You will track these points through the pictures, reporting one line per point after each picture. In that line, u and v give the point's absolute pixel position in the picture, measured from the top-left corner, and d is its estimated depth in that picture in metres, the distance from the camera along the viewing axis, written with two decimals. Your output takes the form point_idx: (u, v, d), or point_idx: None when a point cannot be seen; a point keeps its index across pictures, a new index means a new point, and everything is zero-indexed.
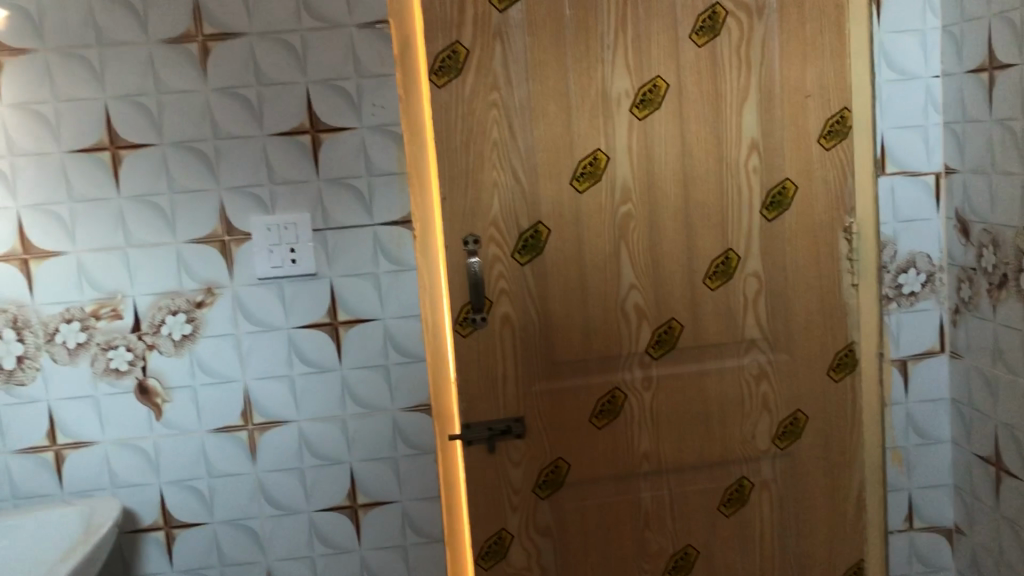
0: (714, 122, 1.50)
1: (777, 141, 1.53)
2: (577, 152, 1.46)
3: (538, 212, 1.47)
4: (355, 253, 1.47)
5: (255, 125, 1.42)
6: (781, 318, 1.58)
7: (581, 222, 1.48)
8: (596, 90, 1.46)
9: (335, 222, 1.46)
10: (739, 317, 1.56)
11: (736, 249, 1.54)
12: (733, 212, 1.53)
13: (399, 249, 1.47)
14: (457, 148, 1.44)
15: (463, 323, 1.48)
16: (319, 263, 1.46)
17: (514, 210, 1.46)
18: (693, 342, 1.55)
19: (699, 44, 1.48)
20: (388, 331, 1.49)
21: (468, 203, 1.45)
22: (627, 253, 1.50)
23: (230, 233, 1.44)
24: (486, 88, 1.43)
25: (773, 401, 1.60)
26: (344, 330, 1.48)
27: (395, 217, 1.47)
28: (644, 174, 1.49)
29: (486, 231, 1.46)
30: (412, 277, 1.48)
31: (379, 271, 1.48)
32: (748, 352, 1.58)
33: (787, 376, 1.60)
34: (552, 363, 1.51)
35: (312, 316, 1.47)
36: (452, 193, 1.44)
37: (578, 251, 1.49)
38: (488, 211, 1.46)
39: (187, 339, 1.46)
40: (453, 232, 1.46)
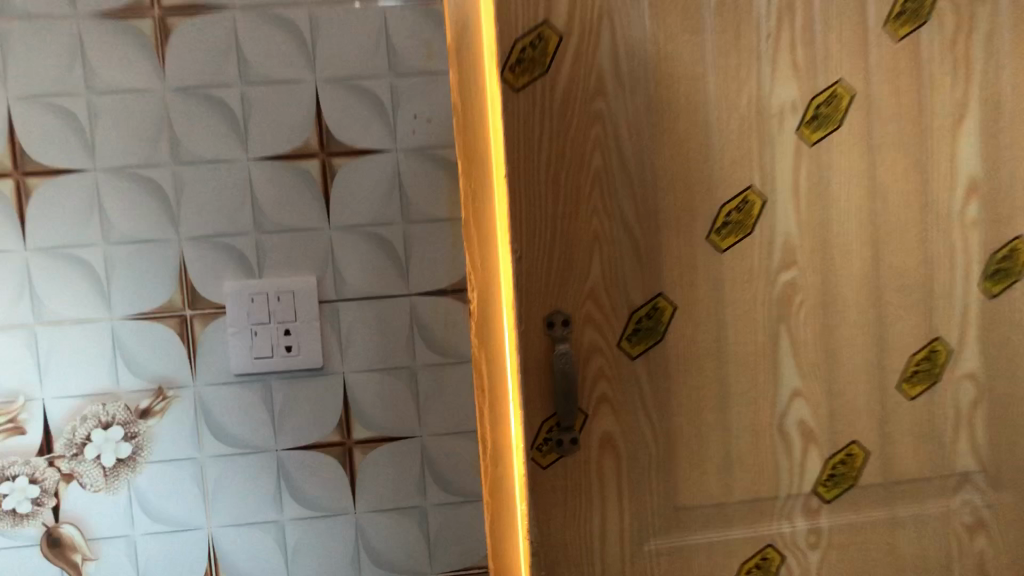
0: (918, 153, 1.01)
1: (1006, 183, 1.03)
2: (719, 192, 0.97)
3: (660, 280, 0.97)
4: (383, 339, 0.97)
5: (236, 144, 0.95)
6: (1006, 443, 1.06)
7: (721, 297, 0.98)
8: (749, 102, 0.97)
9: (354, 291, 0.97)
10: (947, 441, 1.05)
11: (945, 339, 1.04)
12: (942, 287, 1.03)
13: (447, 332, 0.98)
14: (542, 182, 0.94)
15: (543, 447, 0.96)
16: (328, 352, 0.97)
17: (623, 277, 0.96)
18: (879, 478, 1.04)
19: (898, 37, 0.99)
20: (428, 455, 0.99)
21: (556, 268, 0.95)
22: (788, 343, 1.00)
23: (194, 305, 0.95)
24: (588, 92, 0.93)
25: (992, 562, 1.08)
26: (362, 455, 0.99)
27: (444, 285, 0.98)
28: (818, 227, 1.00)
29: (581, 308, 0.96)
30: (467, 375, 0.99)
31: (417, 366, 0.98)
32: (958, 492, 1.06)
33: (1013, 527, 1.08)
34: (674, 509, 1.01)
35: (314, 433, 0.98)
36: (532, 253, 0.95)
37: (718, 340, 0.99)
38: (585, 279, 0.96)
39: (122, 466, 0.96)
40: (533, 311, 0.95)
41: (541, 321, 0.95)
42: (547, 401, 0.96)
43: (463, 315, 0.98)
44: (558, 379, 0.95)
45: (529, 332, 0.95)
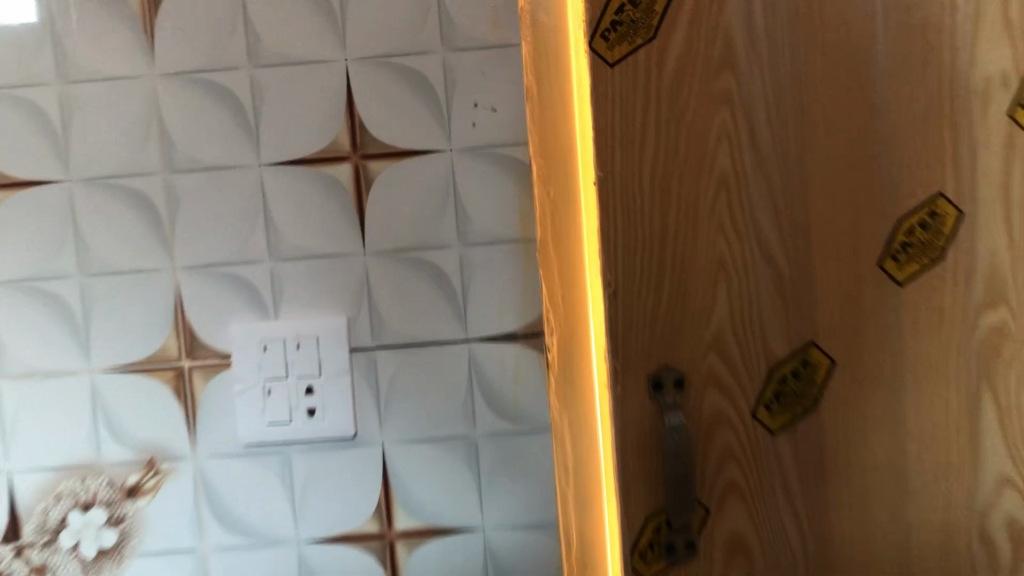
0: None
1: None
2: (894, 202, 0.70)
3: (807, 326, 0.71)
4: (433, 399, 0.74)
5: (242, 146, 0.73)
6: None
7: (897, 349, 0.72)
8: (939, 77, 0.70)
9: (396, 336, 0.74)
10: None
11: None
12: None
13: (518, 391, 0.74)
14: (647, 192, 0.69)
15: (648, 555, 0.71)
16: (362, 416, 0.74)
17: (760, 322, 0.70)
18: None
19: None
20: (492, 555, 0.75)
21: (666, 310, 0.70)
22: (997, 415, 0.72)
23: (193, 354, 0.74)
24: (711, 68, 0.69)
25: None
26: (406, 550, 0.75)
27: (513, 329, 0.73)
28: None
29: (700, 364, 0.70)
30: (544, 448, 0.74)
31: (477, 436, 0.74)
32: None
33: None
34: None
35: (344, 521, 0.75)
36: (633, 291, 0.70)
37: (888, 408, 0.72)
38: (706, 324, 0.70)
39: (105, 559, 0.75)
40: (635, 368, 0.70)
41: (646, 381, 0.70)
42: (652, 489, 0.71)
43: (539, 368, 0.74)
44: (670, 458, 0.70)
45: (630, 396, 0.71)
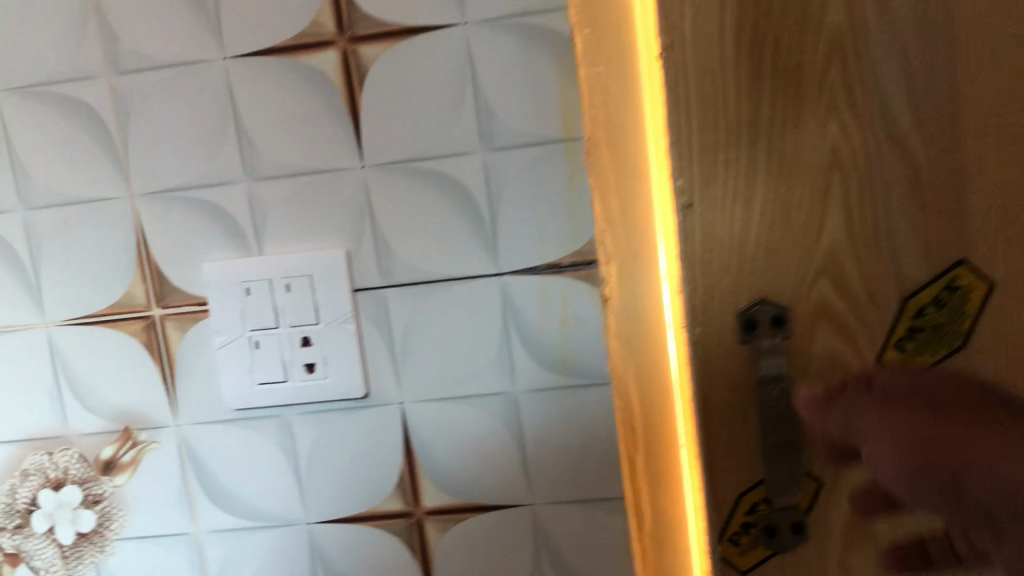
0: None
1: None
2: None
3: (952, 244, 0.55)
4: (460, 350, 0.58)
5: (200, 36, 0.56)
6: None
7: None
8: None
9: (409, 272, 0.58)
10: None
11: None
12: None
13: (568, 339, 0.57)
14: (733, 68, 0.53)
15: (741, 537, 0.59)
16: (374, 372, 0.59)
17: (887, 233, 0.54)
18: None
19: None
20: (545, 538, 0.60)
21: (759, 237, 0.55)
22: None
23: (164, 301, 0.60)
24: None
25: None
26: (438, 532, 0.61)
27: (559, 260, 0.57)
28: None
29: (807, 299, 0.56)
30: (605, 409, 0.58)
31: (520, 394, 0.58)
32: None
33: None
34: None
35: (362, 497, 0.61)
36: (715, 213, 0.54)
37: None
38: (812, 252, 0.55)
39: (86, 545, 0.62)
40: (720, 311, 0.56)
41: (734, 316, 0.56)
42: (748, 461, 0.58)
43: (595, 307, 0.57)
44: (770, 412, 0.56)
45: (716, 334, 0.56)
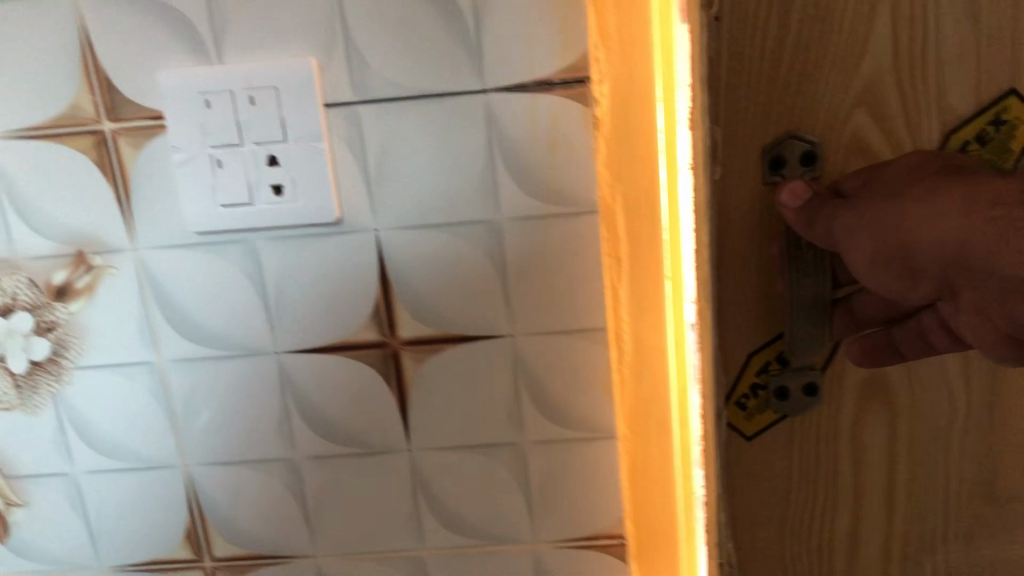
0: None
1: None
2: None
3: (996, 69, 0.52)
4: (441, 173, 0.55)
5: None
6: None
7: None
8: None
9: (385, 86, 0.53)
10: None
11: None
12: None
13: (557, 163, 0.54)
14: None
15: (748, 402, 0.61)
16: (347, 195, 0.56)
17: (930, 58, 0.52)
18: None
19: None
20: (526, 369, 0.58)
21: (794, 60, 0.52)
22: None
23: (115, 113, 0.55)
24: None
25: None
26: (415, 363, 0.59)
27: (549, 76, 0.53)
28: None
29: (840, 131, 0.54)
30: (592, 237, 0.55)
31: (503, 223, 0.55)
32: None
33: None
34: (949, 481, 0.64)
35: (334, 327, 0.58)
36: (748, 35, 0.52)
37: None
38: (850, 76, 0.53)
39: (40, 374, 0.60)
40: (744, 145, 0.55)
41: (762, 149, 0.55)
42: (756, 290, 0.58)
43: (584, 129, 0.54)
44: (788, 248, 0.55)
45: (742, 167, 0.55)
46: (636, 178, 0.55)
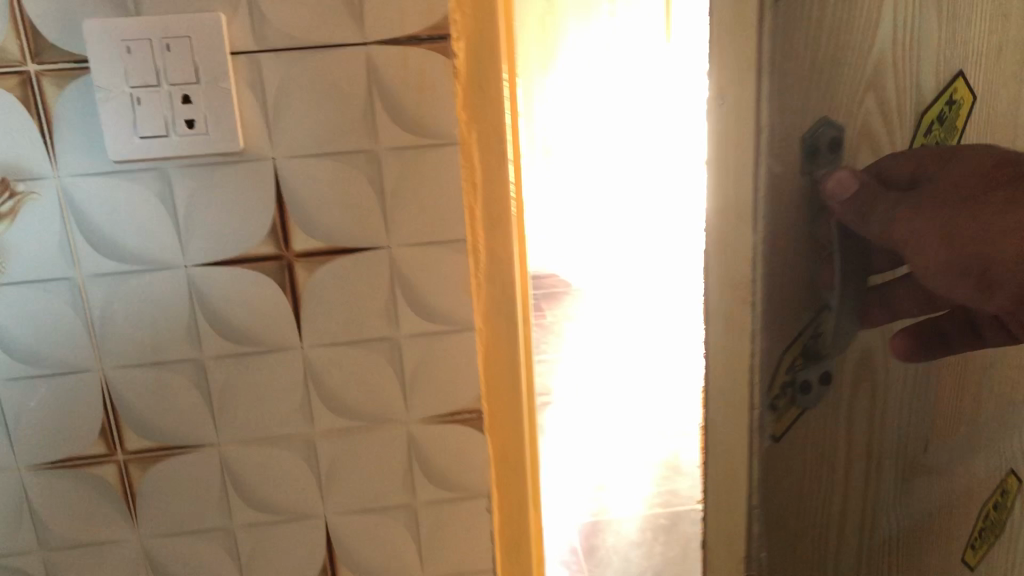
0: None
1: None
2: None
3: (957, 56, 0.67)
4: (329, 111, 0.67)
5: None
6: None
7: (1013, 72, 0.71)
8: None
9: (282, 38, 0.65)
10: None
11: None
12: None
13: (424, 103, 0.67)
14: None
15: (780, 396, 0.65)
16: (249, 129, 0.66)
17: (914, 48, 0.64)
18: None
19: None
20: (400, 274, 0.71)
21: (825, 51, 0.61)
22: None
23: (39, 58, 0.63)
24: None
25: None
26: (306, 271, 0.71)
27: (417, 33, 0.66)
28: None
29: (853, 117, 0.64)
30: (452, 164, 0.69)
31: (382, 153, 0.68)
32: None
33: None
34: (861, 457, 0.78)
35: (237, 241, 0.69)
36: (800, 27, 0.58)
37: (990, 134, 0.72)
38: (864, 64, 0.63)
39: None
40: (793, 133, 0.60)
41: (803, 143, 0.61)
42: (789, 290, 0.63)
43: (447, 78, 0.67)
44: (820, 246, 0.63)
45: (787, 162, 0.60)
46: (494, 125, 0.70)
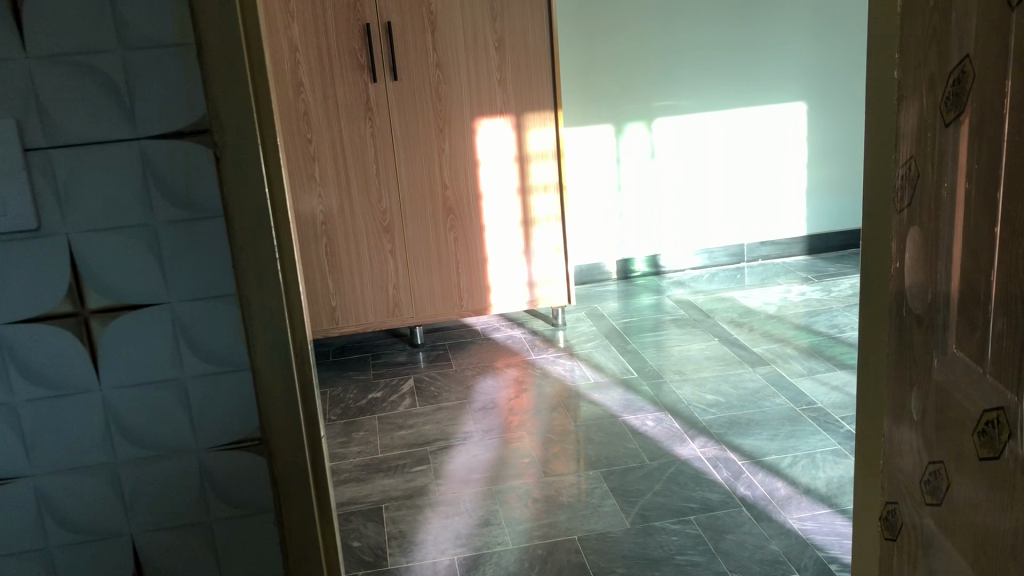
0: (917, 86, 0.92)
1: (911, 37, 0.92)
2: (951, 59, 0.84)
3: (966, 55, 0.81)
4: (112, 191, 0.82)
5: None
6: (896, 387, 1.02)
7: (949, 137, 0.85)
8: (931, 34, 0.88)
9: (66, 135, 0.80)
10: (903, 361, 0.99)
11: (906, 313, 0.97)
12: (922, 262, 0.91)
13: (189, 181, 0.83)
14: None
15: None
16: (43, 209, 0.81)
17: (978, 35, 0.78)
18: (907, 358, 0.98)
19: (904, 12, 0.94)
20: (181, 324, 0.86)
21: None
22: (905, 271, 0.96)
23: None
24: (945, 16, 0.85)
25: (914, 460, 0.97)
26: (100, 325, 0.85)
27: (180, 128, 0.82)
28: (916, 173, 0.93)
29: (999, 51, 0.74)
30: (218, 234, 0.85)
31: (158, 224, 0.83)
32: (895, 399, 1.02)
33: (893, 437, 1.03)
34: (927, 390, 0.93)
35: (38, 301, 0.83)
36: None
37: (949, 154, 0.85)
38: (987, 32, 0.76)
39: None
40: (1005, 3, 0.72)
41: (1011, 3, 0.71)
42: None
43: (208, 165, 0.83)
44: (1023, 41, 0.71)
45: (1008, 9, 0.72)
46: (252, 205, 0.84)
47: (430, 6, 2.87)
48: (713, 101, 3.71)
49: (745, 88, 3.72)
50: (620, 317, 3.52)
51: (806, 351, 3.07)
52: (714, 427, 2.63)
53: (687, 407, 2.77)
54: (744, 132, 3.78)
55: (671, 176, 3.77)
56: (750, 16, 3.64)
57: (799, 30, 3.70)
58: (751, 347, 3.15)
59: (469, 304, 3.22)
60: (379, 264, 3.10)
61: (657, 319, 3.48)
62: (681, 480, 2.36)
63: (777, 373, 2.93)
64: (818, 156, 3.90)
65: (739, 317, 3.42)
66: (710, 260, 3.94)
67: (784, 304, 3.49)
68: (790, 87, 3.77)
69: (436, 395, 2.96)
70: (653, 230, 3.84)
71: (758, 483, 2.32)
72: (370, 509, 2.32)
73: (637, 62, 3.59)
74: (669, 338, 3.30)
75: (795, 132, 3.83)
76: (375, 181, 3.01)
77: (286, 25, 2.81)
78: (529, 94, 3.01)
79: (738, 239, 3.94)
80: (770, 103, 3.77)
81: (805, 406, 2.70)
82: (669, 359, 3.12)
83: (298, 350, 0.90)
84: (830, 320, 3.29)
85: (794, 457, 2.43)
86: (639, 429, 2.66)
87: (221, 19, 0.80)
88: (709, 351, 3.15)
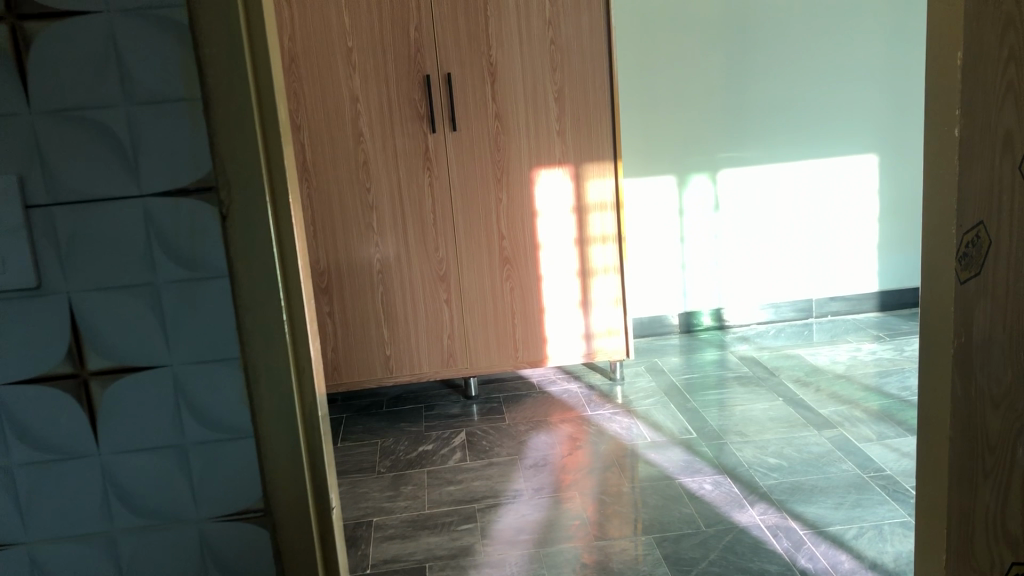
0: (986, 138, 0.84)
1: (977, 87, 0.84)
2: None
3: None
4: (114, 250, 0.79)
5: None
6: (965, 473, 0.92)
7: None
8: (1007, 86, 0.79)
9: (69, 193, 0.78)
10: (975, 445, 0.89)
11: (979, 390, 0.87)
12: (1003, 334, 0.82)
13: (193, 239, 0.80)
14: None
15: None
16: (45, 269, 0.79)
17: None
18: (983, 442, 0.87)
19: (968, 58, 0.86)
20: (182, 388, 0.82)
21: None
22: (978, 347, 0.87)
23: None
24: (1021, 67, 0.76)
25: (994, 557, 0.87)
26: (101, 387, 0.82)
27: (186, 184, 0.79)
28: (990, 240, 0.84)
29: None
30: (224, 295, 0.81)
31: (161, 284, 0.80)
32: (967, 486, 0.92)
33: (964, 528, 0.93)
34: (1008, 480, 0.83)
35: (37, 363, 0.80)
36: None
37: None
38: None
39: None
40: None
41: None
42: None
43: (214, 223, 0.80)
44: None
45: None
46: (258, 264, 0.80)
47: (490, 58, 2.85)
48: (779, 152, 3.61)
49: (813, 140, 3.62)
50: (681, 373, 3.42)
51: (876, 414, 2.92)
52: (776, 494, 2.50)
53: (747, 471, 2.65)
54: (813, 184, 3.67)
55: (736, 229, 3.68)
56: (819, 67, 3.56)
57: (870, 82, 3.60)
58: (817, 409, 3.01)
59: (524, 356, 3.15)
60: (434, 313, 3.06)
61: (719, 376, 3.36)
62: (738, 549, 2.24)
63: (844, 437, 2.79)
64: (891, 210, 3.76)
65: (806, 376, 3.29)
66: (777, 314, 3.82)
67: (853, 363, 3.34)
68: (861, 139, 3.65)
69: (486, 451, 2.90)
70: (716, 283, 3.74)
71: (820, 556, 2.18)
72: (413, 568, 2.25)
73: (700, 112, 3.52)
74: (732, 396, 3.18)
75: (866, 185, 3.71)
76: (432, 231, 2.98)
77: (346, 73, 2.82)
78: (588, 146, 2.97)
79: (806, 293, 3.81)
80: (839, 155, 3.66)
81: (873, 473, 2.56)
82: (729, 419, 3.00)
83: (305, 418, 0.86)
84: (903, 382, 3.13)
85: (860, 528, 2.29)
86: (696, 493, 2.55)
87: (230, 70, 0.77)
88: (773, 412, 3.02)
